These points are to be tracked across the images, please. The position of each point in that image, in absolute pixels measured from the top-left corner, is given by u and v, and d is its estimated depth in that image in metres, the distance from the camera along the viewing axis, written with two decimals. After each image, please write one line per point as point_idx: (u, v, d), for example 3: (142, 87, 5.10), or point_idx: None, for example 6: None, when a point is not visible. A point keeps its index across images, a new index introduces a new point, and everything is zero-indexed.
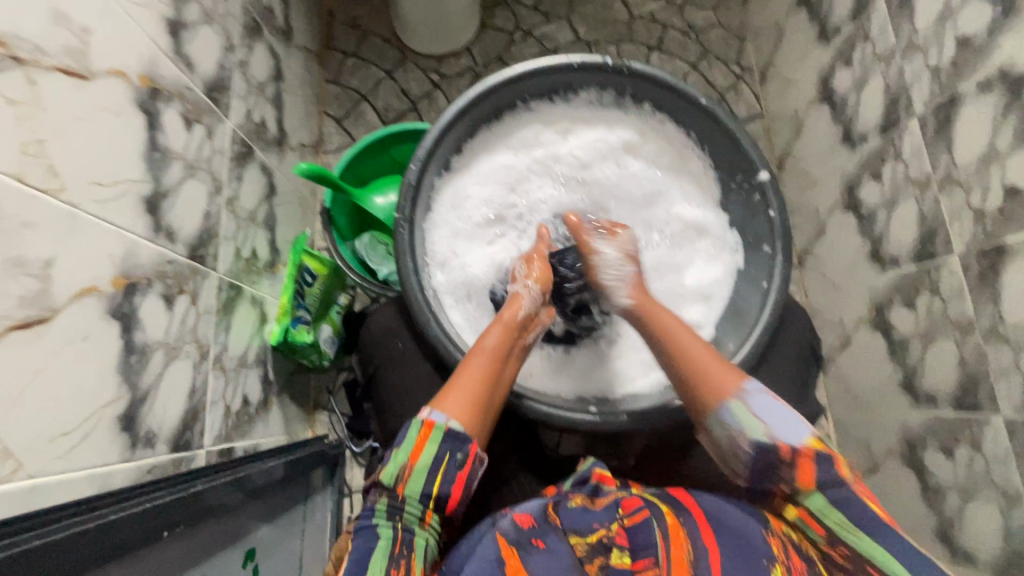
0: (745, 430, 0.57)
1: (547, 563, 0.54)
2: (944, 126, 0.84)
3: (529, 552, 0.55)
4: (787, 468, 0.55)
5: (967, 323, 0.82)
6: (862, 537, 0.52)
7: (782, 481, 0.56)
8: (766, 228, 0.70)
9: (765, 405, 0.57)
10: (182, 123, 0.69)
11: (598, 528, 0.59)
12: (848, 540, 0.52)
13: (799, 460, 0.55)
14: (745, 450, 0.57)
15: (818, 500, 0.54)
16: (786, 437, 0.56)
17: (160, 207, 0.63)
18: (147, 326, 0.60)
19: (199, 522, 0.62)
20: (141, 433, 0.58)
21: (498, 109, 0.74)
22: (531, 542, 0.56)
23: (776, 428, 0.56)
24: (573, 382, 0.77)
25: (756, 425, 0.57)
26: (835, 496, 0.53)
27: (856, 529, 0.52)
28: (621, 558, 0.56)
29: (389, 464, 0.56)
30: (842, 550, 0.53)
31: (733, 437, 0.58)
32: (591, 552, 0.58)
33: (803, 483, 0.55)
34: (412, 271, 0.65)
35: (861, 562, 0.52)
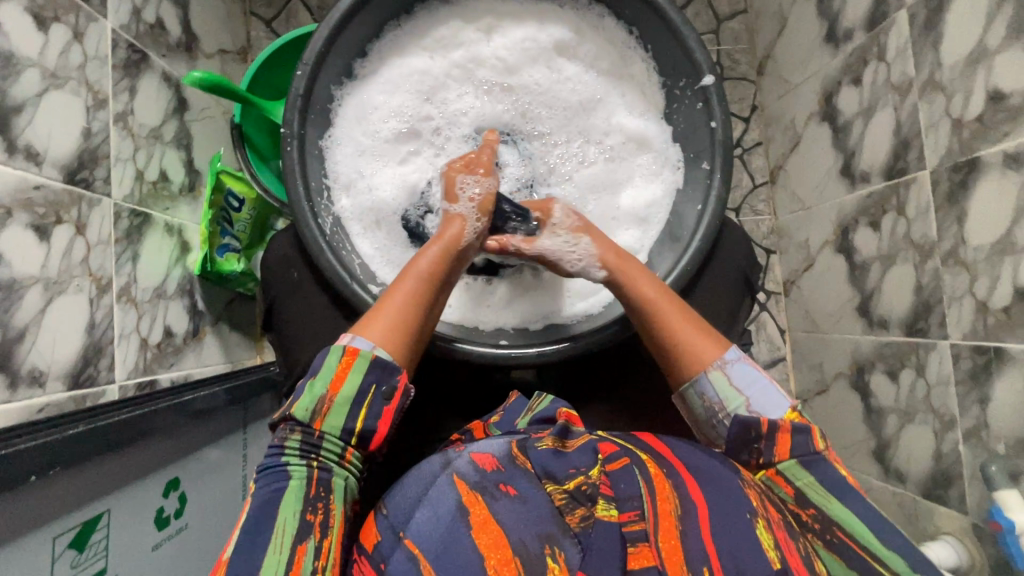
0: (723, 399, 0.58)
1: (514, 511, 0.53)
2: (933, 19, 0.73)
3: (495, 498, 0.54)
4: (766, 443, 0.55)
5: (929, 245, 0.77)
6: (837, 503, 0.52)
7: (758, 455, 0.56)
8: (707, 141, 0.63)
9: (746, 376, 0.58)
10: (30, 22, 0.59)
11: (577, 475, 0.57)
12: (827, 505, 0.52)
13: (777, 434, 0.55)
14: (724, 420, 0.58)
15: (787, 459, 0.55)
16: (766, 411, 0.57)
17: (11, 124, 0.56)
18: (12, 260, 0.55)
19: (99, 459, 0.59)
20: (21, 372, 0.55)
21: (405, 1, 0.63)
22: (498, 488, 0.55)
23: (754, 401, 0.57)
24: (495, 314, 0.72)
25: (737, 396, 0.58)
26: (810, 461, 0.54)
27: (829, 491, 0.53)
28: (608, 511, 0.53)
29: (304, 397, 0.53)
30: (812, 510, 0.53)
31: (712, 407, 0.59)
32: (569, 501, 0.55)
33: (777, 454, 0.55)
34: (303, 195, 0.58)
35: (829, 525, 0.52)
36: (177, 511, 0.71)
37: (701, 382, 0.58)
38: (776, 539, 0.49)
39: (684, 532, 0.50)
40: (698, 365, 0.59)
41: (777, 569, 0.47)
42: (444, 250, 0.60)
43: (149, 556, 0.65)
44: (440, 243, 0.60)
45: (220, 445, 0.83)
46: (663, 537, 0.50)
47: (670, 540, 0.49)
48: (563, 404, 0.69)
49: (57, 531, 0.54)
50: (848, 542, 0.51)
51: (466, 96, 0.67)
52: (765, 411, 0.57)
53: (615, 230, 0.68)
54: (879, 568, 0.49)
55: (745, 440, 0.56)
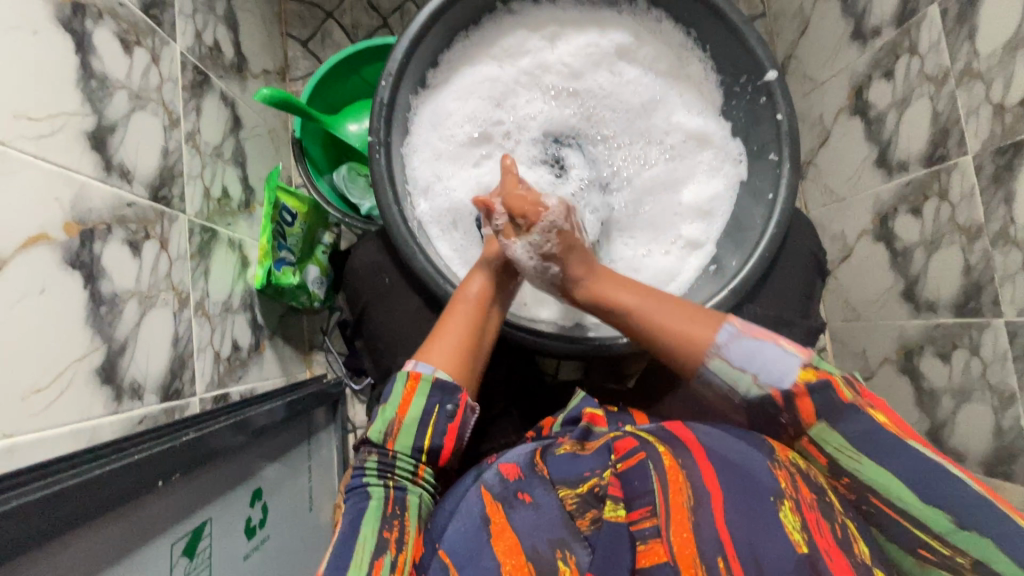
0: (734, 383, 0.54)
1: (530, 519, 0.51)
2: (967, 11, 0.77)
3: (513, 507, 0.53)
4: (788, 414, 0.52)
5: (976, 228, 0.79)
6: (870, 463, 0.49)
7: (786, 426, 0.53)
8: (772, 134, 0.65)
9: (745, 352, 0.53)
10: (118, 45, 0.61)
11: (591, 478, 0.55)
12: (857, 471, 0.50)
13: (796, 401, 0.51)
14: (739, 400, 0.54)
15: (816, 421, 0.51)
16: (774, 380, 0.52)
17: (107, 143, 0.58)
18: (113, 275, 0.56)
19: (200, 468, 0.61)
20: (124, 385, 0.56)
21: (475, 14, 0.66)
22: (517, 497, 0.54)
23: (761, 373, 0.52)
24: (571, 310, 0.73)
25: (742, 375, 0.53)
26: (838, 415, 0.50)
27: (859, 452, 0.50)
28: (615, 511, 0.51)
29: (377, 422, 0.56)
30: (846, 480, 0.51)
31: (725, 390, 0.55)
32: (582, 504, 0.54)
33: (805, 419, 0.52)
34: (393, 200, 0.60)
35: (863, 493, 0.50)
36: (261, 521, 0.72)
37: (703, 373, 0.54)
38: (804, 519, 0.47)
39: (695, 521, 0.47)
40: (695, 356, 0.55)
41: (803, 552, 0.44)
42: (489, 275, 0.63)
43: (242, 565, 0.66)
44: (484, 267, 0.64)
45: (287, 456, 0.84)
46: (675, 532, 0.47)
47: (681, 533, 0.47)
48: (588, 404, 0.69)
49: (173, 539, 0.55)
50: (885, 507, 0.49)
51: (535, 101, 0.70)
52: (774, 381, 0.52)
53: (680, 224, 0.70)
54: (916, 529, 0.48)
55: (766, 412, 0.53)
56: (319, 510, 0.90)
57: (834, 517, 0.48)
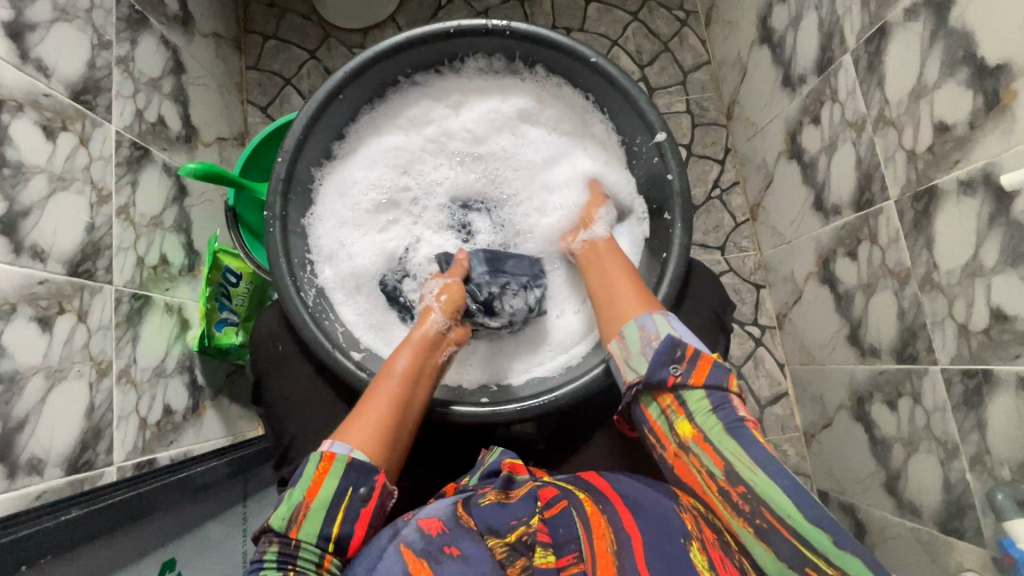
0: (657, 330, 0.58)
1: (459, 569, 0.51)
2: (874, 60, 0.78)
3: (440, 561, 0.52)
4: (684, 365, 0.56)
5: (904, 272, 0.78)
6: (760, 476, 0.50)
7: (674, 376, 0.55)
8: (666, 194, 0.66)
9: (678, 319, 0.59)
10: (40, 132, 0.65)
11: (518, 526, 0.56)
12: (750, 484, 0.50)
13: (697, 360, 0.56)
14: (654, 347, 0.57)
15: (712, 423, 0.53)
16: (691, 342, 0.57)
17: (20, 226, 0.61)
18: (16, 352, 0.58)
19: (93, 542, 0.61)
20: (21, 461, 0.57)
21: (377, 88, 0.69)
22: (443, 551, 0.53)
23: (684, 336, 0.58)
24: (478, 372, 0.72)
25: (669, 329, 0.58)
26: (731, 423, 0.52)
27: (750, 458, 0.50)
28: (545, 557, 0.52)
29: (281, 506, 0.53)
30: (741, 488, 0.50)
31: (647, 338, 0.58)
32: (510, 552, 0.54)
33: (693, 380, 0.55)
34: (286, 272, 0.61)
35: (756, 505, 0.50)
36: None
37: (643, 315, 0.59)
38: (712, 559, 0.47)
39: (620, 567, 0.47)
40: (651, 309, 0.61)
41: None
42: (417, 350, 0.62)
43: None
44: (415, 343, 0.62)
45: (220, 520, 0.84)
46: (599, 573, 0.48)
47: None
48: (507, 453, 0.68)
49: None
50: (778, 524, 0.49)
51: (441, 167, 0.73)
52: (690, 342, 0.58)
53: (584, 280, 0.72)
54: (804, 546, 0.47)
55: (666, 361, 0.56)
56: None
57: (733, 554, 0.50)
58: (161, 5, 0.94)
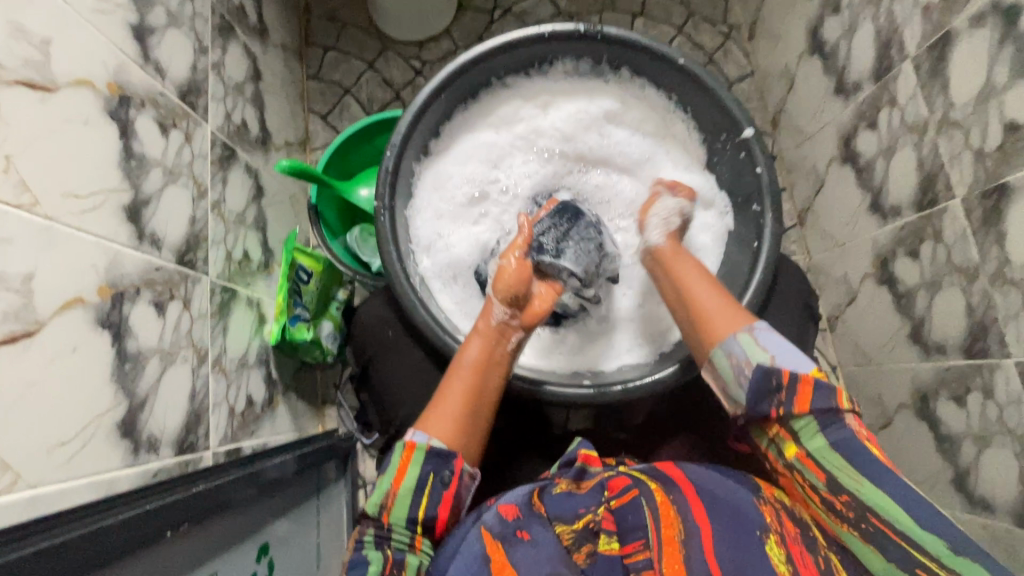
0: (750, 358, 0.58)
1: (532, 554, 0.55)
2: (938, 66, 0.81)
3: (514, 545, 0.55)
4: (786, 393, 0.56)
5: (973, 269, 0.80)
6: (871, 487, 0.53)
7: (777, 404, 0.57)
8: (754, 186, 0.68)
9: (770, 335, 0.58)
10: (156, 128, 0.69)
11: (586, 514, 0.62)
12: (858, 491, 0.53)
13: (797, 387, 0.56)
14: (750, 377, 0.57)
15: (817, 441, 0.56)
16: (790, 365, 0.57)
17: (141, 214, 0.64)
18: (139, 333, 0.61)
19: (213, 515, 0.63)
20: (142, 439, 0.59)
21: (472, 88, 0.73)
22: (517, 535, 0.56)
23: (780, 357, 0.57)
24: (569, 360, 0.75)
25: (762, 352, 0.57)
26: (840, 440, 0.55)
27: (855, 472, 0.54)
28: (610, 545, 0.59)
29: (373, 493, 0.58)
30: (845, 498, 0.54)
31: (738, 365, 0.58)
32: (579, 539, 0.60)
33: (797, 408, 0.56)
34: (396, 257, 0.64)
35: (862, 512, 0.54)
36: None
37: (729, 338, 0.59)
38: (789, 551, 0.53)
39: (686, 554, 0.53)
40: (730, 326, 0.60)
41: None
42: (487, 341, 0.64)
43: None
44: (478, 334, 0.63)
45: (296, 512, 0.85)
46: (668, 562, 0.53)
47: (673, 564, 0.53)
48: (584, 445, 0.71)
49: None
50: (882, 526, 0.52)
51: (530, 162, 0.76)
52: (790, 366, 0.57)
53: None
54: (914, 550, 0.51)
55: (765, 392, 0.56)
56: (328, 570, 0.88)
57: (817, 553, 0.55)
58: (244, 15, 0.99)
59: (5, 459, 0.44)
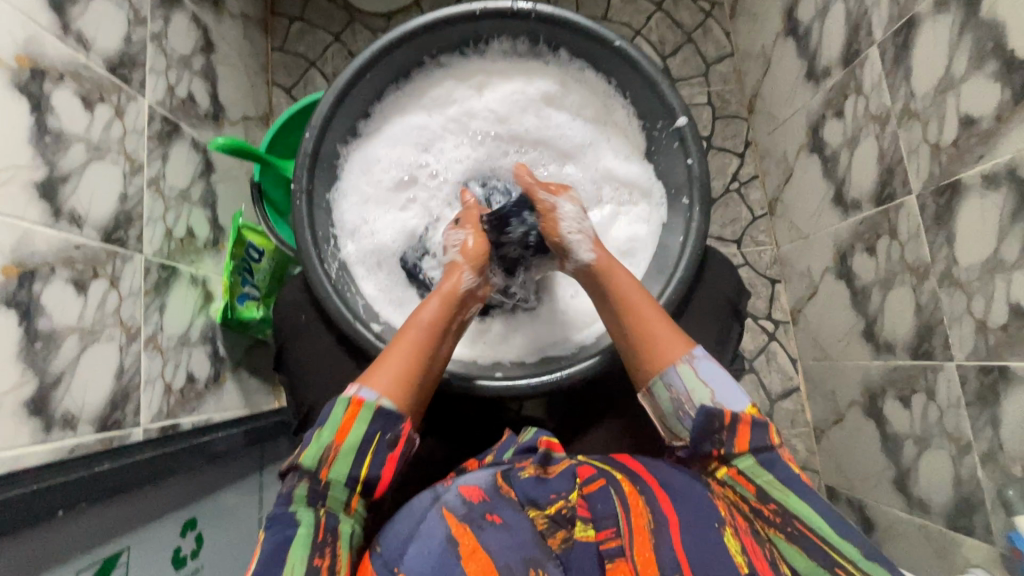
0: (690, 392, 0.58)
1: (501, 538, 0.54)
2: (901, 53, 0.77)
3: (482, 528, 0.55)
4: (727, 432, 0.56)
5: (923, 267, 0.77)
6: (796, 497, 0.53)
7: (719, 445, 0.56)
8: (684, 178, 0.67)
9: (713, 371, 0.58)
10: (78, 103, 0.67)
11: (558, 500, 0.59)
12: (784, 501, 0.53)
13: (737, 426, 0.56)
14: (690, 413, 0.58)
15: (745, 459, 0.55)
16: (728, 403, 0.57)
17: (59, 191, 0.63)
18: (53, 312, 0.61)
19: (119, 496, 0.63)
20: (56, 416, 0.60)
21: (403, 67, 0.71)
22: (486, 518, 0.56)
23: (719, 395, 0.58)
24: (492, 350, 0.75)
25: (704, 390, 0.58)
26: (765, 460, 0.55)
27: (785, 485, 0.53)
28: (585, 531, 0.56)
29: (311, 445, 0.54)
30: (773, 506, 0.53)
31: (677, 399, 0.59)
32: (552, 525, 0.58)
33: (737, 446, 0.56)
34: (310, 243, 0.63)
35: (788, 517, 0.52)
36: (193, 551, 0.73)
37: (669, 373, 0.59)
38: (744, 545, 0.50)
39: (656, 543, 0.51)
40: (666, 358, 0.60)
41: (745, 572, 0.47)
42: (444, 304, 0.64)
43: None
44: (437, 296, 0.64)
45: (238, 487, 0.86)
46: (638, 552, 0.52)
47: (643, 552, 0.51)
48: (544, 432, 0.69)
49: (80, 567, 0.58)
50: (810, 533, 0.51)
51: (462, 146, 0.74)
52: (727, 403, 0.58)
53: None
54: (834, 553, 0.50)
55: (708, 431, 0.56)
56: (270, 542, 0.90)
57: (763, 543, 0.51)
58: None
59: None
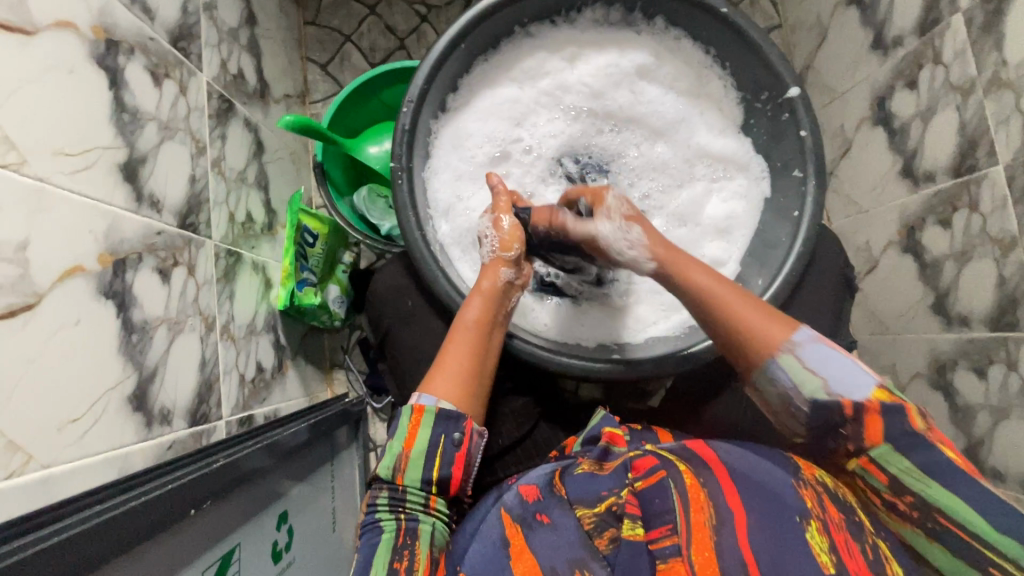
0: (800, 385, 0.54)
1: (550, 539, 0.55)
2: (994, 19, 0.75)
3: (533, 528, 0.57)
4: (852, 426, 0.53)
5: (1009, 239, 0.77)
6: (937, 487, 0.49)
7: (846, 439, 0.54)
8: (797, 149, 0.63)
9: (820, 357, 0.53)
10: (148, 78, 0.63)
11: (608, 497, 0.58)
12: (922, 492, 0.50)
13: (863, 416, 0.52)
14: (804, 405, 0.55)
15: (881, 448, 0.51)
16: (846, 391, 0.52)
17: (139, 173, 0.59)
18: (144, 303, 0.57)
19: (228, 493, 0.61)
20: (154, 412, 0.57)
21: (494, 38, 0.67)
22: (536, 518, 0.58)
23: (833, 380, 0.53)
24: (592, 332, 0.73)
25: (811, 379, 0.54)
26: (903, 442, 0.51)
27: (924, 474, 0.50)
28: (633, 530, 0.53)
29: (385, 457, 0.58)
30: (908, 497, 0.51)
31: (786, 393, 0.55)
32: (600, 524, 0.57)
33: (869, 438, 0.52)
34: (415, 224, 0.61)
35: (928, 511, 0.50)
36: (287, 544, 0.72)
37: (770, 368, 0.55)
38: (832, 540, 0.50)
39: (717, 539, 0.50)
40: (766, 347, 0.55)
41: (829, 572, 0.46)
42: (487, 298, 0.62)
43: None
44: (479, 294, 0.62)
45: (311, 478, 0.84)
46: (696, 551, 0.49)
47: (703, 552, 0.49)
48: (608, 422, 0.72)
49: (204, 566, 0.55)
50: (951, 527, 0.49)
51: (555, 121, 0.71)
52: (845, 392, 0.53)
53: (702, 242, 0.70)
54: (985, 548, 0.48)
55: (831, 427, 0.54)
56: (343, 530, 0.89)
57: (863, 538, 0.50)
58: None
59: (11, 440, 0.41)
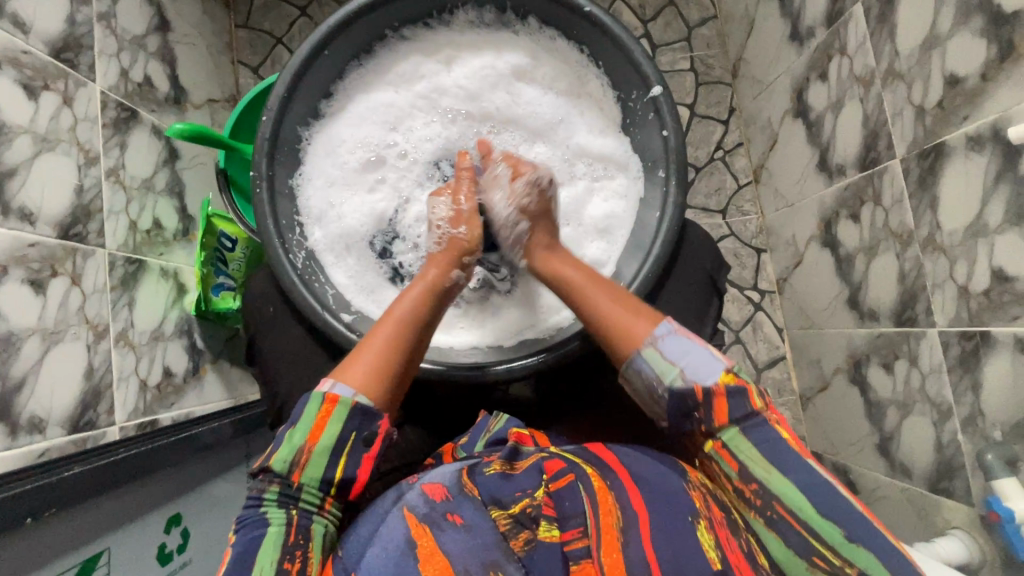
0: (659, 375, 0.55)
1: (461, 540, 0.52)
2: (887, 10, 0.74)
3: (443, 529, 0.53)
4: (704, 409, 0.52)
5: (906, 233, 0.76)
6: (779, 477, 0.50)
7: (701, 423, 0.53)
8: (661, 150, 0.66)
9: (676, 346, 0.55)
10: (21, 92, 0.64)
11: (523, 498, 0.56)
12: (768, 482, 0.50)
13: (713, 400, 0.52)
14: (663, 393, 0.55)
15: (745, 448, 0.51)
16: (699, 376, 0.53)
17: (5, 187, 0.60)
18: (9, 314, 0.59)
19: (96, 497, 0.63)
20: (21, 421, 0.59)
21: (365, 43, 0.68)
22: (446, 518, 0.53)
23: (688, 369, 0.54)
24: (468, 335, 0.74)
25: (670, 368, 0.54)
26: (754, 429, 0.51)
27: (768, 461, 0.50)
28: (549, 532, 0.53)
29: (282, 449, 0.52)
30: (754, 485, 0.51)
31: (650, 382, 0.56)
32: (514, 526, 0.55)
33: (718, 420, 0.52)
34: (274, 232, 0.62)
35: (768, 501, 0.50)
36: (180, 546, 0.75)
37: (634, 359, 0.56)
38: (718, 538, 0.49)
39: (625, 543, 0.49)
40: (631, 340, 0.57)
41: (718, 569, 0.46)
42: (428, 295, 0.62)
43: None
44: (422, 282, 0.63)
45: (223, 479, 0.85)
46: (606, 552, 0.49)
47: (610, 555, 0.49)
48: (514, 424, 0.70)
49: (63, 567, 0.59)
50: (786, 514, 0.49)
51: (432, 124, 0.72)
52: (698, 377, 0.53)
53: (581, 242, 0.71)
54: (814, 539, 0.48)
55: (684, 411, 0.54)
56: None
57: (740, 535, 0.50)
58: None
59: None
